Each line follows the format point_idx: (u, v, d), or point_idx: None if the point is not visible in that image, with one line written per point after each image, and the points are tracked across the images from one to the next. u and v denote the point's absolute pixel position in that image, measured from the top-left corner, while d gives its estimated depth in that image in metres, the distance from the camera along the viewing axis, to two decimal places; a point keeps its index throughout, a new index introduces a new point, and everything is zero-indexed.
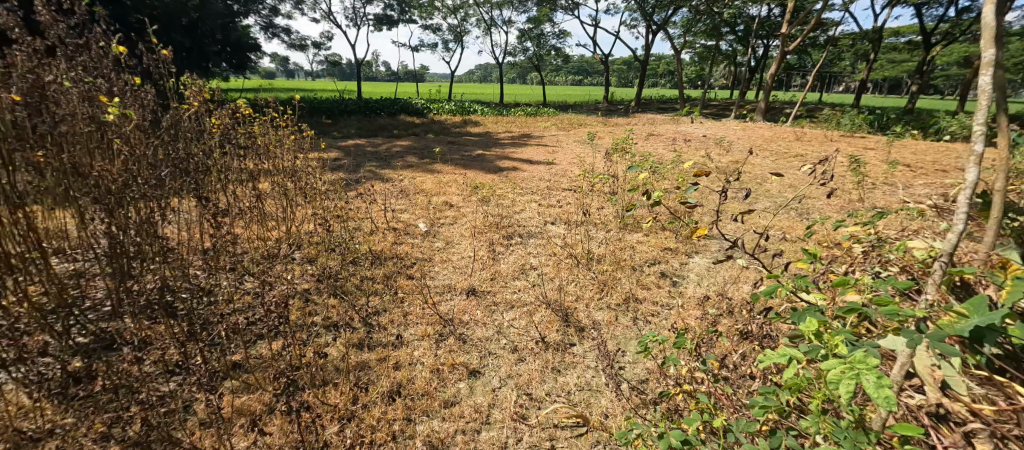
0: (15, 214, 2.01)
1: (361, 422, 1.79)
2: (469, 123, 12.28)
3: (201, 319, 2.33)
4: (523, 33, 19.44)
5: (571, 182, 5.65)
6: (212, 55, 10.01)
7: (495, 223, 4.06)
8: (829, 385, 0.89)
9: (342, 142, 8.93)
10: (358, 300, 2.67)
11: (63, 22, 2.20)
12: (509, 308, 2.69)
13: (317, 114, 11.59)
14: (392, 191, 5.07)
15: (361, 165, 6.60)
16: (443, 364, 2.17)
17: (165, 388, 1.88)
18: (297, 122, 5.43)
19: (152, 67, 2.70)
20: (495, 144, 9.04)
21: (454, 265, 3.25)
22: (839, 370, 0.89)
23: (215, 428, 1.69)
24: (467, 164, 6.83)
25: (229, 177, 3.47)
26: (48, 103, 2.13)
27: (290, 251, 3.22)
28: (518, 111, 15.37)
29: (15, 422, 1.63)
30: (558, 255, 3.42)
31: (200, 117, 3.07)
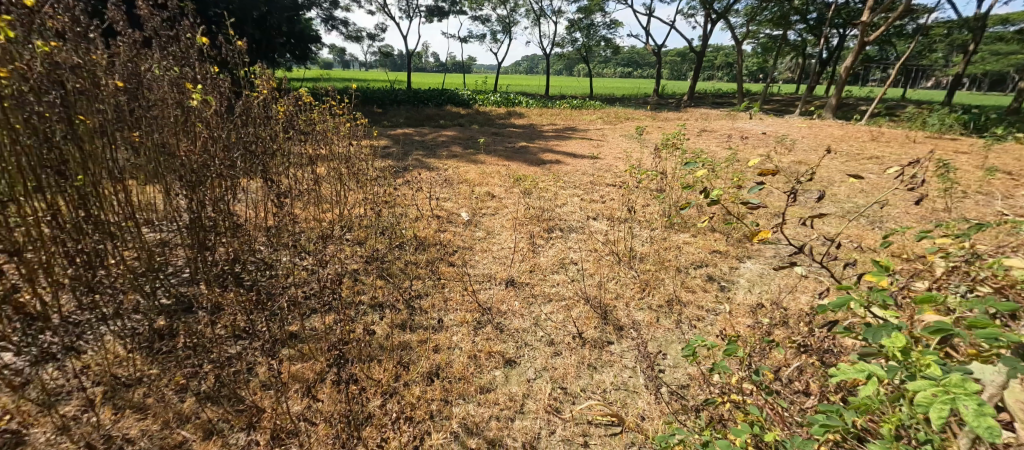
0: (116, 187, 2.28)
1: (401, 399, 1.88)
2: (515, 114, 12.29)
3: (264, 290, 2.54)
4: (573, 24, 19.06)
5: (616, 177, 5.51)
6: (279, 46, 10.72)
7: (536, 216, 4.05)
8: (916, 408, 0.81)
9: (392, 131, 9.26)
10: (403, 283, 2.79)
11: (159, 16, 2.44)
12: (547, 301, 2.69)
13: (370, 103, 12.08)
14: (437, 180, 5.21)
15: (409, 153, 6.82)
16: (481, 350, 2.22)
17: (233, 351, 2.07)
18: (352, 110, 5.69)
19: (230, 57, 2.93)
20: (539, 136, 9.00)
21: (494, 255, 3.29)
22: (929, 393, 0.80)
23: (274, 390, 1.84)
24: (510, 156, 6.86)
25: (292, 161, 3.72)
26: (144, 90, 2.36)
27: (342, 233, 3.42)
28: (564, 103, 15.15)
29: (113, 369, 1.86)
30: (599, 251, 3.36)
31: (268, 104, 3.30)
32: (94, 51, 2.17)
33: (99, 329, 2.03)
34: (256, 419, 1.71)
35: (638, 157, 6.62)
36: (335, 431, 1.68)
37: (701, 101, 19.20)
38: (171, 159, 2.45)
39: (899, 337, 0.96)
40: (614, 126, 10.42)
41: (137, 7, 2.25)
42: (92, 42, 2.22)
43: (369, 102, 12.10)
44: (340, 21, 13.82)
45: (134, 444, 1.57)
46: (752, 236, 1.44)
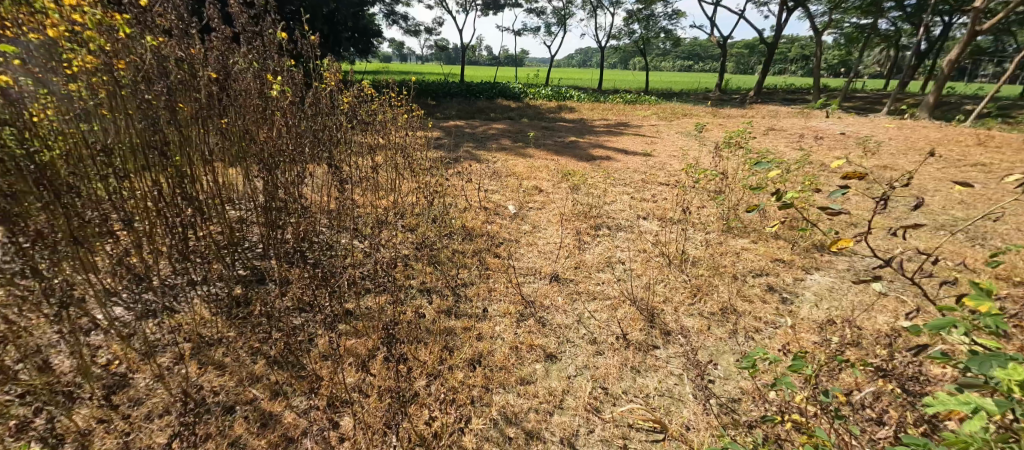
0: (206, 169, 2.55)
1: (445, 382, 1.95)
2: (567, 108, 12.13)
3: (325, 268, 2.73)
4: (632, 15, 18.39)
5: (670, 176, 5.28)
6: (344, 41, 11.36)
7: (583, 212, 4.00)
8: None
9: (445, 123, 9.51)
10: (450, 271, 2.88)
11: (246, 14, 2.68)
12: (591, 300, 2.66)
13: (426, 96, 12.46)
14: (486, 172, 5.28)
15: (460, 145, 6.97)
16: (522, 342, 2.25)
17: (297, 322, 2.26)
18: (408, 102, 5.90)
19: (304, 50, 3.15)
20: (590, 132, 8.82)
21: (539, 249, 3.29)
22: None
23: (331, 361, 1.99)
24: (559, 151, 6.79)
25: (354, 149, 3.94)
26: (232, 81, 2.61)
27: (396, 219, 3.58)
28: (618, 98, 14.72)
29: (200, 329, 2.11)
30: (648, 252, 3.26)
31: (335, 95, 3.51)
32: (193, 46, 2.44)
33: (188, 293, 2.29)
34: (315, 386, 1.86)
35: (695, 156, 6.29)
36: (384, 405, 1.78)
37: (771, 97, 17.80)
38: (252, 144, 2.70)
39: (1017, 369, 0.81)
40: (671, 122, 9.96)
41: (229, 5, 2.48)
42: (192, 38, 2.49)
43: (425, 94, 12.48)
44: (400, 16, 14.33)
45: (214, 397, 1.77)
46: (828, 244, 1.20)
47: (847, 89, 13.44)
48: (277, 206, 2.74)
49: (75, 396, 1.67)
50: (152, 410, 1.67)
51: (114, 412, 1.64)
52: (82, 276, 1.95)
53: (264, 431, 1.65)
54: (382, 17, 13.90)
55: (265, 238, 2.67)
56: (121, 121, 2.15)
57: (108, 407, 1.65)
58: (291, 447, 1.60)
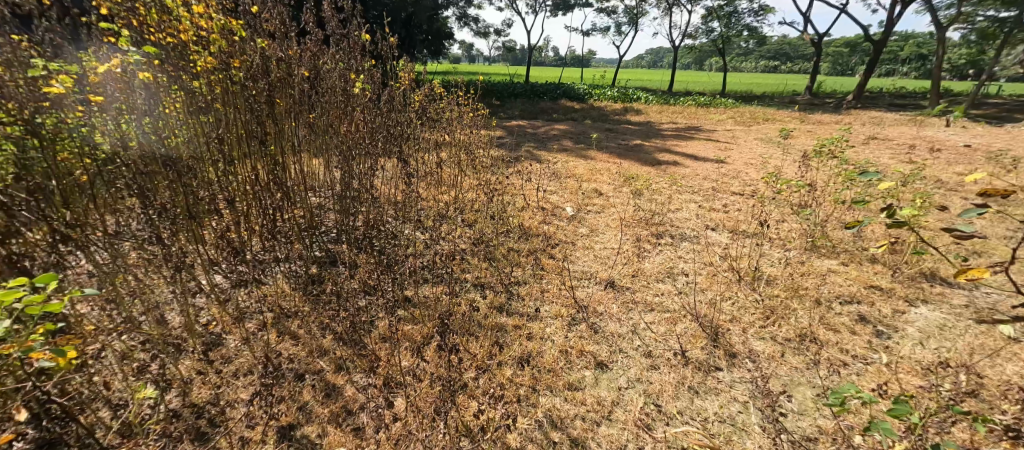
0: (295, 157, 2.82)
1: (493, 377, 1.98)
2: (633, 111, 11.72)
3: (389, 255, 2.90)
4: (711, 14, 17.31)
5: (744, 185, 4.90)
6: (419, 43, 12.00)
7: (645, 219, 3.84)
8: None
9: (508, 122, 9.67)
10: (505, 268, 2.91)
11: (336, 18, 2.92)
12: (648, 311, 2.54)
13: (491, 95, 12.72)
14: (546, 172, 5.27)
15: (521, 145, 7.02)
16: (573, 347, 2.21)
17: (362, 304, 2.42)
18: (474, 100, 6.06)
19: (383, 51, 3.35)
20: (657, 135, 8.44)
21: (596, 254, 3.22)
22: None
23: (389, 344, 2.11)
24: (623, 154, 6.58)
25: (421, 145, 4.14)
26: (320, 79, 2.86)
27: (456, 214, 3.69)
28: (690, 100, 13.92)
29: (280, 301, 2.34)
30: (714, 266, 3.05)
31: (408, 94, 3.71)
32: (291, 47, 2.71)
33: (274, 268, 2.56)
34: (374, 365, 1.98)
35: (775, 166, 5.77)
36: (435, 392, 1.85)
37: (872, 102, 15.78)
38: (334, 137, 2.94)
39: None
40: (749, 128, 9.22)
41: (322, 9, 2.72)
42: (291, 41, 2.77)
43: (491, 94, 12.75)
44: (471, 18, 14.75)
45: (288, 363, 1.95)
46: (957, 271, 0.92)
47: (973, 94, 11.53)
48: (351, 194, 2.95)
49: (181, 347, 1.94)
50: (239, 369, 1.89)
51: (210, 367, 1.87)
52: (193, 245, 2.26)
53: (328, 400, 1.79)
54: (455, 19, 14.48)
55: (340, 224, 2.89)
56: (231, 114, 2.46)
57: (205, 361, 1.89)
58: (349, 420, 1.72)
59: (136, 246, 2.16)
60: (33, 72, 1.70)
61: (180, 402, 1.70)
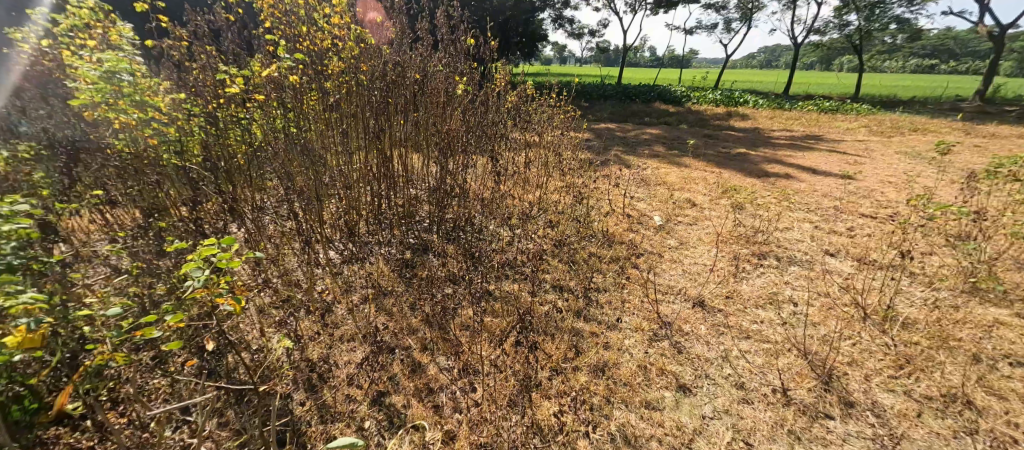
0: (401, 151, 3.10)
1: (567, 380, 1.97)
2: (740, 116, 10.66)
3: (475, 248, 3.03)
4: (848, 7, 14.99)
5: (877, 207, 4.17)
6: (513, 45, 12.31)
7: (745, 236, 3.48)
8: None
9: (597, 125, 9.46)
10: (585, 273, 2.87)
11: (447, 25, 3.14)
12: (743, 337, 2.31)
13: (582, 98, 12.57)
14: (635, 178, 5.06)
15: (609, 148, 6.83)
16: (653, 364, 2.10)
17: (448, 291, 2.57)
18: (565, 103, 6.05)
19: (485, 55, 3.53)
20: (767, 144, 7.57)
21: (685, 269, 3.00)
22: None
23: (470, 333, 2.21)
24: (723, 163, 6.04)
25: (512, 144, 4.26)
26: (427, 80, 3.10)
27: (540, 214, 3.73)
28: (812, 106, 12.23)
29: (379, 279, 2.60)
30: (830, 298, 2.65)
31: (503, 95, 3.85)
32: (405, 52, 3.01)
33: (376, 249, 2.84)
34: (456, 350, 2.09)
35: (921, 187, 4.81)
36: (510, 386, 1.91)
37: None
38: (435, 134, 3.16)
39: None
40: (889, 139, 7.80)
41: (436, 18, 2.97)
42: (407, 47, 3.06)
43: (582, 96, 12.59)
44: (567, 20, 14.71)
45: (383, 337, 2.16)
46: None
47: None
48: (446, 188, 3.15)
49: (302, 309, 2.26)
50: (344, 335, 2.14)
51: (322, 329, 2.16)
52: (314, 224, 2.61)
53: (414, 375, 1.94)
54: (551, 21, 14.57)
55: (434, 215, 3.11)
56: (353, 111, 2.84)
57: (319, 324, 2.18)
58: (431, 397, 1.85)
59: (274, 220, 2.58)
60: (219, 76, 2.21)
61: (299, 355, 1.98)
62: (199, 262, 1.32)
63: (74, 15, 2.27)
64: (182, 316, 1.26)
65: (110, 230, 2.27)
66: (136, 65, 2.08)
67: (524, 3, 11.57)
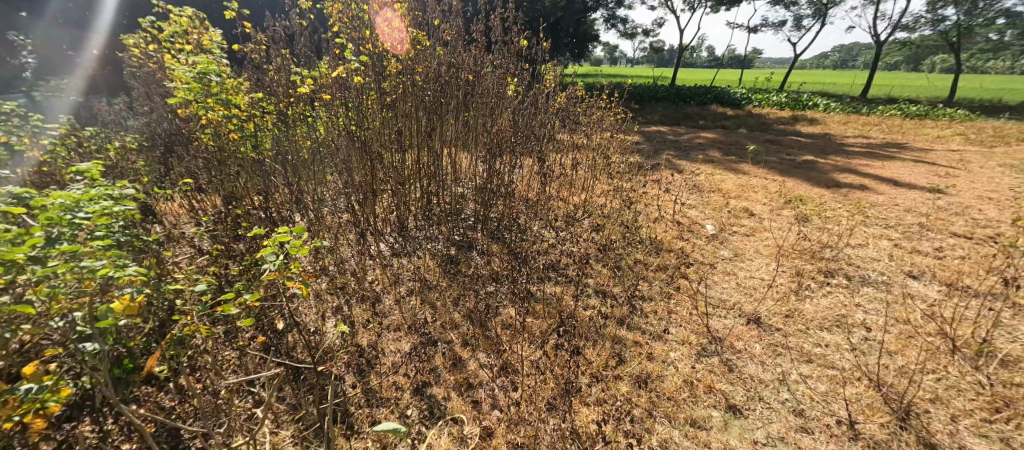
0: (451, 150, 3.18)
1: (607, 388, 1.93)
2: (809, 120, 9.85)
3: (519, 248, 3.04)
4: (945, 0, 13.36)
5: (972, 226, 3.68)
6: (563, 46, 12.21)
7: (809, 251, 3.21)
8: None
9: (647, 127, 9.17)
10: (630, 280, 2.78)
11: (500, 26, 3.18)
12: (803, 361, 2.14)
13: (633, 99, 12.21)
14: (687, 184, 4.84)
15: (660, 152, 6.58)
16: (700, 380, 2.00)
17: (490, 289, 2.59)
18: (616, 104, 5.91)
19: (537, 56, 3.53)
20: (839, 151, 6.93)
21: (739, 283, 2.82)
22: None
23: (511, 332, 2.22)
24: (787, 170, 5.61)
25: (559, 145, 4.23)
26: (480, 82, 3.16)
27: (585, 217, 3.66)
28: (896, 111, 11.04)
29: (425, 273, 2.68)
30: (910, 325, 2.38)
31: (552, 96, 3.84)
32: (460, 54, 3.09)
33: (423, 244, 2.94)
34: (497, 348, 2.11)
35: None
36: (549, 389, 1.89)
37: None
38: (484, 134, 3.21)
39: None
40: (991, 150, 6.86)
41: (490, 21, 3.02)
42: (461, 49, 3.14)
43: (634, 97, 12.23)
44: (620, 19, 14.34)
45: (427, 329, 2.22)
46: None
47: None
48: (493, 187, 3.19)
49: (353, 297, 2.39)
50: (391, 324, 2.23)
51: (371, 318, 2.26)
52: (367, 218, 2.75)
53: (455, 370, 1.99)
54: (603, 21, 14.29)
55: (480, 213, 3.16)
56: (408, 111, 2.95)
57: (369, 313, 2.29)
58: (470, 392, 1.88)
59: (332, 212, 2.74)
60: (291, 77, 2.40)
61: (350, 340, 2.09)
62: (273, 249, 1.47)
63: (176, 22, 2.56)
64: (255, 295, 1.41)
65: (194, 215, 2.53)
66: (223, 67, 2.31)
67: (577, 3, 11.43)
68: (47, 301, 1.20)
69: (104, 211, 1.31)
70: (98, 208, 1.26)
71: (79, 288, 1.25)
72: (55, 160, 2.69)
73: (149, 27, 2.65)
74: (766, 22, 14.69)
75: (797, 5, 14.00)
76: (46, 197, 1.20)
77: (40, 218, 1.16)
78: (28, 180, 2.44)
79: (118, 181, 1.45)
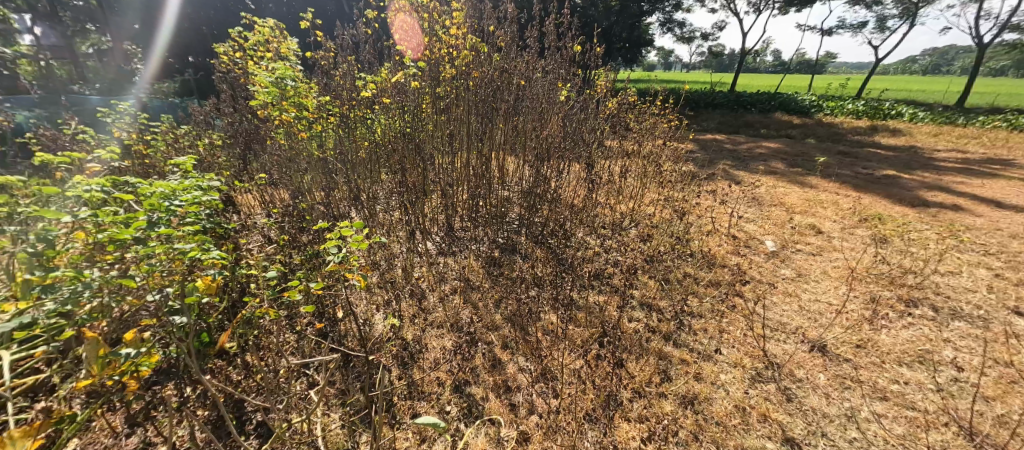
0: (501, 154, 3.23)
1: (650, 405, 1.86)
2: (891, 131, 8.91)
3: (563, 253, 3.02)
4: None
5: None
6: (615, 51, 11.98)
7: (886, 276, 2.91)
8: None
9: (703, 136, 8.75)
10: (679, 294, 2.66)
11: (554, 32, 3.20)
12: (875, 397, 1.93)
13: (688, 107, 11.71)
14: (745, 196, 4.55)
15: (715, 162, 6.24)
16: (753, 407, 1.87)
17: (532, 292, 2.59)
18: (669, 111, 5.71)
19: (590, 61, 3.51)
20: (927, 167, 6.21)
21: (802, 306, 2.61)
22: None
23: (551, 339, 2.20)
24: (863, 185, 5.11)
25: (608, 152, 4.15)
26: (532, 88, 3.19)
27: (633, 226, 3.56)
28: (1002, 123, 9.71)
29: (469, 273, 2.73)
30: (1013, 369, 2.07)
31: (603, 102, 3.79)
32: (513, 60, 3.15)
33: (469, 244, 2.99)
34: (537, 353, 2.10)
35: None
36: (588, 400, 1.85)
37: None
38: (533, 138, 3.23)
39: None
40: None
41: (544, 27, 3.05)
42: (514, 55, 3.20)
43: (689, 103, 11.71)
44: (677, 23, 13.82)
45: (468, 329, 2.26)
46: None
47: None
48: (540, 192, 3.19)
49: (400, 292, 2.48)
50: (434, 321, 2.30)
51: (417, 314, 2.34)
52: (417, 216, 2.85)
53: (494, 371, 2.00)
54: (659, 26, 13.87)
55: (525, 216, 3.17)
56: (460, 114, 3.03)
57: (414, 309, 2.37)
58: (508, 394, 1.89)
59: (385, 209, 2.88)
60: (355, 82, 2.57)
61: (396, 333, 2.17)
62: (332, 242, 1.64)
63: (260, 32, 2.85)
64: (316, 285, 1.58)
65: (264, 207, 2.76)
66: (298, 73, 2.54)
67: (631, 7, 11.16)
68: (146, 276, 1.37)
69: (194, 200, 1.48)
70: (190, 198, 1.42)
71: (170, 267, 1.42)
72: (156, 154, 3.06)
73: (237, 37, 2.97)
74: (843, 24, 13.51)
75: (881, 5, 12.76)
76: (150, 186, 1.37)
77: (144, 204, 1.33)
78: (135, 169, 2.80)
79: (206, 174, 1.62)
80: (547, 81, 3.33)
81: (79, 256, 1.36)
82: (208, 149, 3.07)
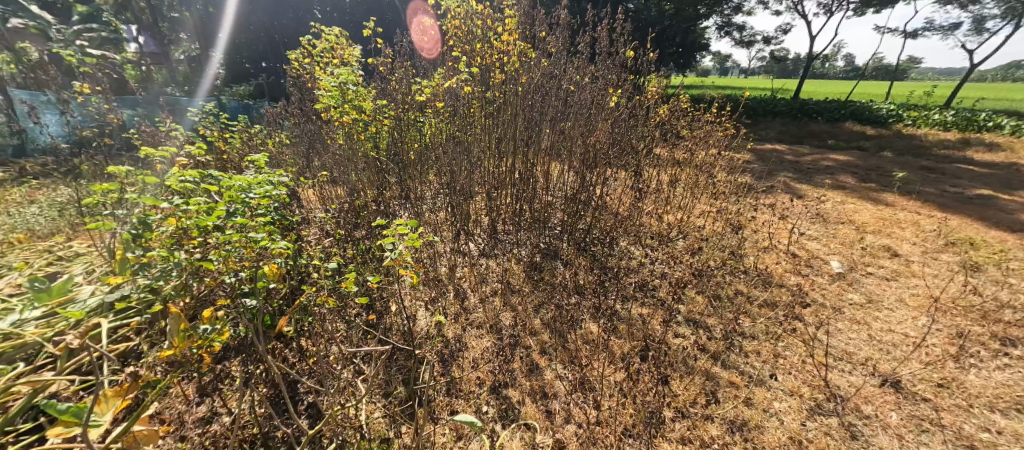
0: (547, 159, 3.23)
1: (694, 426, 1.77)
2: (987, 145, 7.91)
3: (606, 261, 2.96)
4: None
5: None
6: (667, 56, 11.61)
7: (977, 309, 2.58)
8: None
9: (761, 146, 8.24)
10: (730, 313, 2.52)
11: (607, 37, 3.16)
12: (959, 444, 1.72)
13: (746, 115, 11.09)
14: (808, 212, 4.23)
15: (775, 173, 5.85)
16: (811, 441, 1.72)
17: (573, 299, 2.56)
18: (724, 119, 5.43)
19: (642, 67, 3.42)
20: None
21: (872, 335, 2.37)
22: None
23: (591, 348, 2.16)
24: (950, 205, 4.57)
25: (658, 160, 4.01)
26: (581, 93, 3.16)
27: (681, 238, 3.42)
28: None
29: (510, 276, 2.75)
30: None
31: (654, 109, 3.68)
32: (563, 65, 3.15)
33: (511, 247, 3.01)
34: (576, 362, 2.07)
35: None
36: (628, 414, 1.80)
37: None
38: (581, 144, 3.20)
39: None
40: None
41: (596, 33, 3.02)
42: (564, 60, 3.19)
43: (747, 111, 11.09)
44: (737, 26, 13.12)
45: (507, 331, 2.27)
46: None
47: None
48: (585, 198, 3.15)
49: (443, 290, 2.55)
50: (474, 322, 2.33)
51: (458, 313, 2.38)
52: (462, 218, 2.92)
53: (531, 376, 2.00)
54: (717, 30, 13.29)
55: (569, 222, 3.14)
56: (508, 119, 3.06)
57: (455, 307, 2.42)
58: (545, 400, 1.88)
59: (433, 209, 2.97)
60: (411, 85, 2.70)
61: (437, 330, 2.23)
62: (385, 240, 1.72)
63: (327, 40, 3.07)
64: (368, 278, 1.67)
65: (323, 202, 2.95)
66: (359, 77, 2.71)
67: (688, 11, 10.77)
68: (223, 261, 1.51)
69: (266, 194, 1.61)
70: (263, 191, 1.56)
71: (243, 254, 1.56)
72: (233, 150, 3.37)
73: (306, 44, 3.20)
74: (932, 25, 12.21)
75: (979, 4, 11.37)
76: (230, 179, 1.52)
77: (225, 195, 1.47)
78: (215, 164, 3.10)
79: (276, 170, 1.76)
80: (596, 87, 3.30)
81: (169, 239, 1.53)
82: (277, 147, 3.33)
